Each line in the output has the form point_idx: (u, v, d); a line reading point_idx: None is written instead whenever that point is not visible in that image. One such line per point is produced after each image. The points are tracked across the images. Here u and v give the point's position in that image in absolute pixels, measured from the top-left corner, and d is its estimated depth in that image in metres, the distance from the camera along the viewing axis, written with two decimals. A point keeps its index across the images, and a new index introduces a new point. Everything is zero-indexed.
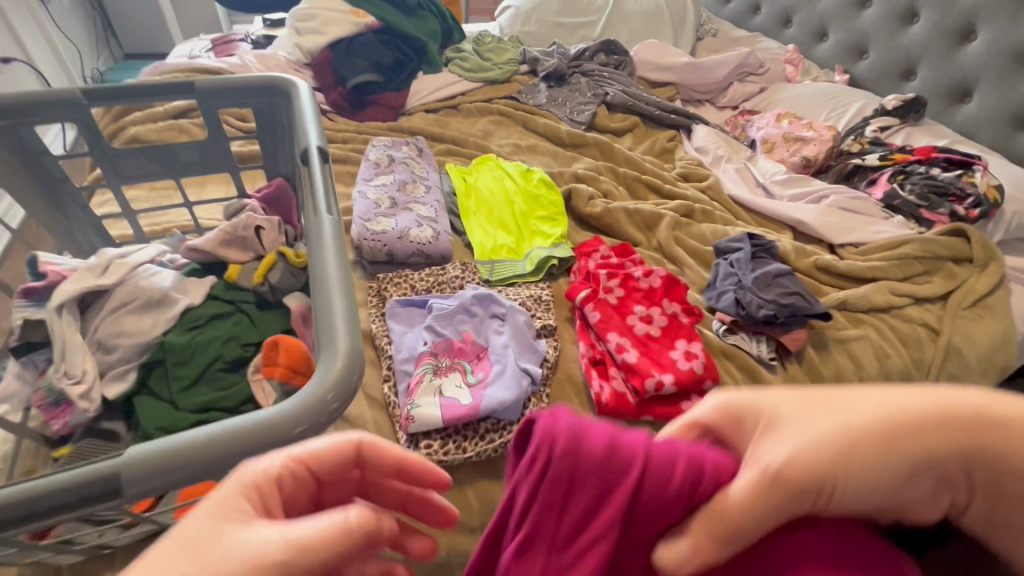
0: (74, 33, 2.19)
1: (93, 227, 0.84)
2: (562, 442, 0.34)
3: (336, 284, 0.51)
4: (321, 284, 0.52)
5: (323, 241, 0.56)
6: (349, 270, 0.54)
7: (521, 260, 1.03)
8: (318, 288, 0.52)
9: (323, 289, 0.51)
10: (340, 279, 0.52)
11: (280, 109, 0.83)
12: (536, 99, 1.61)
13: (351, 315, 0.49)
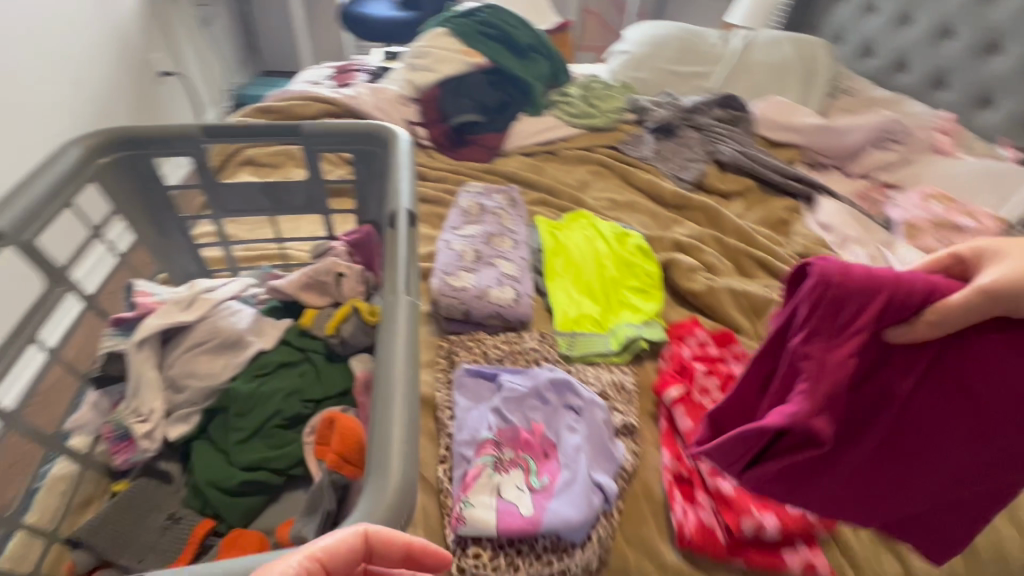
0: (223, 49, 2.42)
1: (188, 252, 0.87)
2: (829, 268, 0.53)
3: (399, 397, 0.46)
4: (384, 395, 0.47)
5: (393, 336, 0.51)
6: (414, 379, 0.48)
7: (605, 335, 0.94)
8: (379, 397, 0.47)
9: (384, 402, 0.46)
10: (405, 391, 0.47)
11: (377, 157, 0.80)
12: (640, 152, 1.52)
13: (410, 441, 0.44)
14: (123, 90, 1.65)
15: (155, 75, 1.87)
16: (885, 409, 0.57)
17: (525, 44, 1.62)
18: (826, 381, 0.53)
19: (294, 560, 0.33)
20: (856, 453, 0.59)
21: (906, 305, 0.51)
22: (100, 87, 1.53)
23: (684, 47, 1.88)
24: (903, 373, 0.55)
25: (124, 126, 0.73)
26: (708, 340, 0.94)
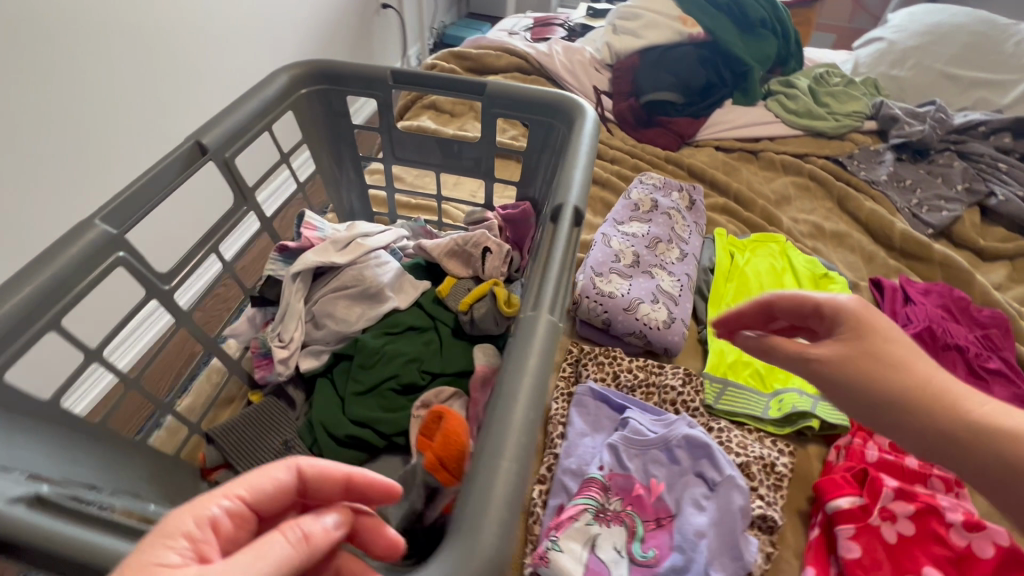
0: None
1: (356, 189, 0.89)
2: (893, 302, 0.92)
3: (515, 437, 0.38)
4: (496, 430, 0.38)
5: (524, 356, 0.42)
6: (536, 422, 0.39)
7: (766, 396, 0.77)
8: (490, 427, 0.38)
9: (495, 438, 0.37)
10: (521, 432, 0.38)
11: (555, 131, 0.71)
12: (871, 173, 1.21)
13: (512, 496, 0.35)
14: (350, 19, 1.77)
15: (378, 7, 1.99)
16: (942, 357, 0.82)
17: (757, 18, 1.35)
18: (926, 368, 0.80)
19: (214, 504, 0.31)
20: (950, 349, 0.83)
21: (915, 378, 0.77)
22: (332, 14, 1.65)
23: (976, 45, 1.44)
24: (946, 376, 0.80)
25: (326, 60, 0.75)
26: None
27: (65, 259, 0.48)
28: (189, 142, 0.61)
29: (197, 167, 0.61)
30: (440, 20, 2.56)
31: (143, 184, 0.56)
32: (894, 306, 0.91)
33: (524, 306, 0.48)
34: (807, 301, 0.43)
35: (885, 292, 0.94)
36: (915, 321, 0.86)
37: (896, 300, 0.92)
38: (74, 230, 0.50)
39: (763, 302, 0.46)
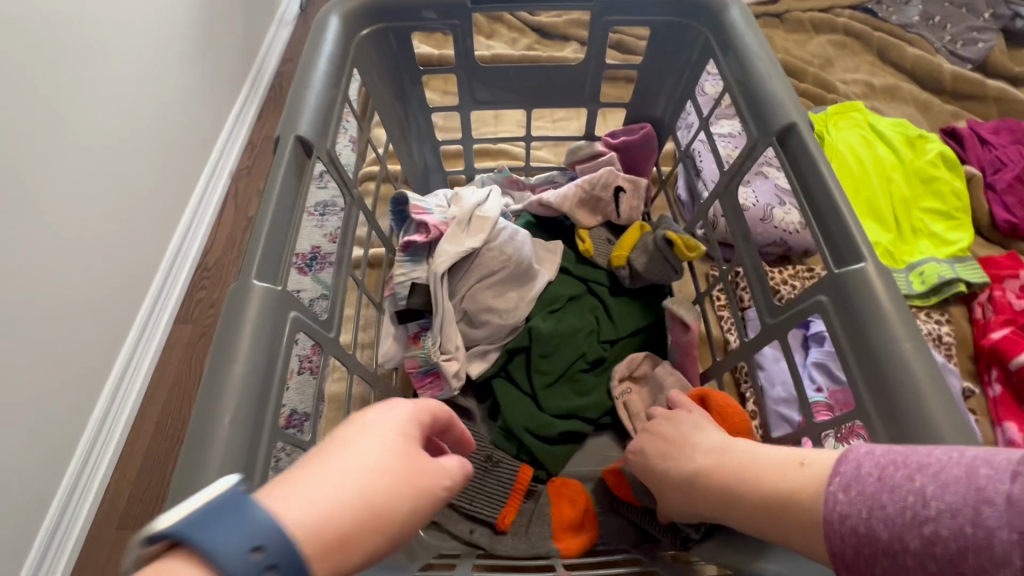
0: None
1: (427, 143, 0.74)
2: (972, 148, 0.92)
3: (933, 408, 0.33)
4: (918, 418, 0.33)
5: (884, 321, 0.36)
6: (949, 393, 0.34)
7: (903, 271, 0.78)
8: (908, 416, 0.33)
9: (923, 427, 0.32)
10: (947, 413, 0.32)
11: (691, 34, 0.61)
12: (901, 16, 1.16)
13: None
14: None
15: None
16: None
17: None
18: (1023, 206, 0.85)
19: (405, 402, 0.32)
20: None
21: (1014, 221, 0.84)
22: None
23: None
24: None
25: None
26: None
27: (249, 342, 0.35)
28: (290, 140, 0.45)
29: (309, 171, 0.46)
30: None
31: (273, 216, 0.42)
32: (973, 150, 0.92)
33: (826, 260, 0.41)
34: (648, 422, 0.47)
35: (962, 137, 0.94)
36: (1008, 166, 0.87)
37: (974, 143, 0.92)
38: (232, 299, 0.37)
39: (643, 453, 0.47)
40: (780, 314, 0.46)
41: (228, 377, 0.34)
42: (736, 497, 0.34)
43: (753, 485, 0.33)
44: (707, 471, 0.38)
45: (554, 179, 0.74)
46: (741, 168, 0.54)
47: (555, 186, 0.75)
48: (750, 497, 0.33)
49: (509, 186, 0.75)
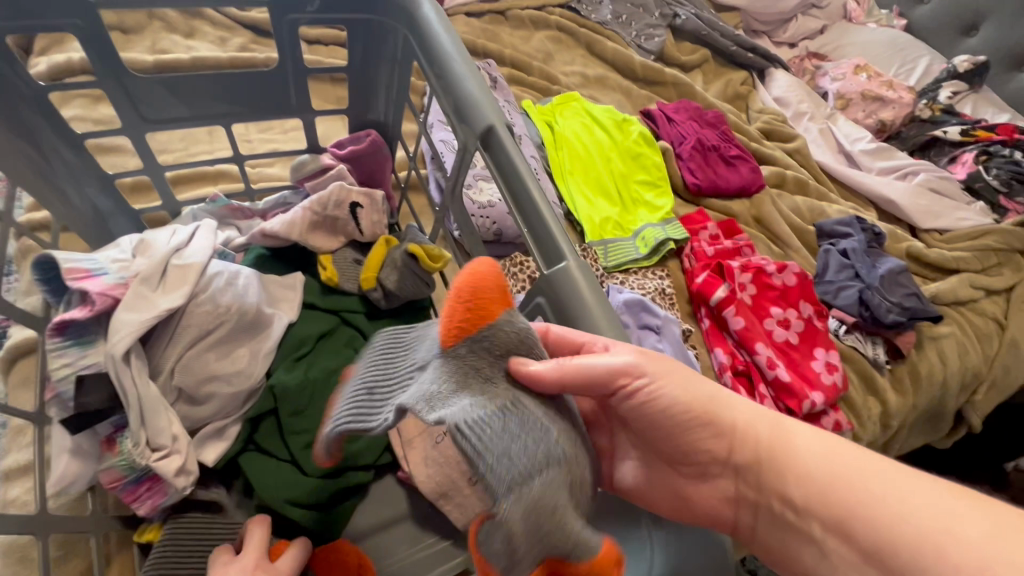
0: None
1: (94, 179, 0.57)
2: (661, 126, 1.11)
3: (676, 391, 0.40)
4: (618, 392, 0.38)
5: (589, 314, 0.42)
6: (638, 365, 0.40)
7: (631, 239, 0.90)
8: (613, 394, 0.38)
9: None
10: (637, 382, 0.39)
11: (389, 33, 0.57)
12: (598, 14, 1.34)
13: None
14: None
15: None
16: (707, 154, 1.08)
17: None
18: (702, 167, 1.05)
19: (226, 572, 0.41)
20: (709, 145, 1.08)
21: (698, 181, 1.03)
22: None
23: None
24: (716, 167, 1.06)
25: None
26: (717, 233, 0.95)
27: None
28: None
29: None
30: None
31: None
32: (661, 128, 1.11)
33: (538, 261, 0.43)
34: (578, 344, 0.40)
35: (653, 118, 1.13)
36: (687, 138, 1.07)
37: (661, 122, 1.12)
38: None
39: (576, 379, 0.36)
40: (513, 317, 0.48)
41: None
42: (827, 481, 0.39)
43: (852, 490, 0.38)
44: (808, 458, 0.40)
45: (285, 201, 0.65)
46: (461, 172, 0.53)
47: (288, 208, 0.65)
48: (844, 496, 0.37)
49: (232, 214, 0.63)
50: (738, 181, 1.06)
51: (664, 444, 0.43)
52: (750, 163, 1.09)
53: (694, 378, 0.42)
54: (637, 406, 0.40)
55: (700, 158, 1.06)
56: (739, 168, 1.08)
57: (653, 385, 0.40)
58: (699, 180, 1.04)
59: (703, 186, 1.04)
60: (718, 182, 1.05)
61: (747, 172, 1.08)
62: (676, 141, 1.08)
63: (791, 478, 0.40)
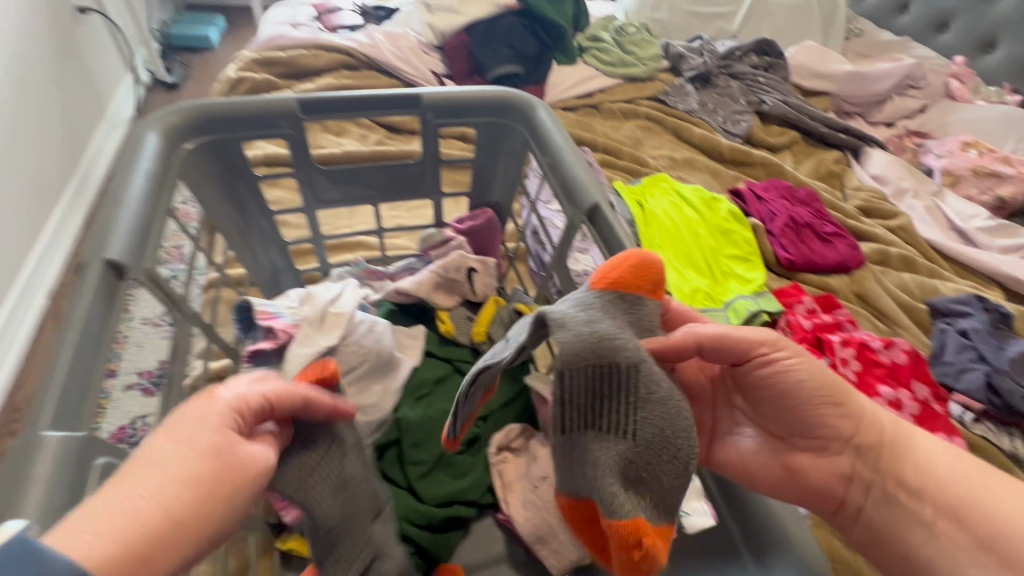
0: None
1: (275, 246, 0.73)
2: (751, 203, 1.14)
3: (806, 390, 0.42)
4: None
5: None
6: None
7: (722, 310, 0.92)
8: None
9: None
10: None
11: (510, 132, 0.70)
12: (685, 104, 1.45)
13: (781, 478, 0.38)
14: (44, 36, 1.38)
15: (72, 12, 1.56)
16: (801, 230, 1.08)
17: None
18: (795, 243, 1.06)
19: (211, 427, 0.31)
20: (802, 222, 1.09)
21: (792, 256, 1.04)
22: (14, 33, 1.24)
23: None
24: (811, 243, 1.07)
25: (205, 101, 0.59)
26: (814, 307, 0.95)
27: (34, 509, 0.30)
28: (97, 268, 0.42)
29: (122, 294, 0.43)
30: (157, 18, 2.19)
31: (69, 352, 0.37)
32: (751, 205, 1.14)
33: None
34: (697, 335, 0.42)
35: (742, 196, 1.17)
36: (778, 215, 1.09)
37: (751, 199, 1.15)
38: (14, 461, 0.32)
39: (699, 339, 0.41)
40: None
41: None
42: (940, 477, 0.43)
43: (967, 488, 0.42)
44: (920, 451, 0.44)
45: (411, 266, 0.77)
46: (568, 242, 0.61)
47: (413, 272, 0.77)
48: (961, 493, 0.42)
49: (367, 277, 0.76)
50: (835, 257, 1.05)
51: (792, 415, 0.44)
52: (848, 239, 1.08)
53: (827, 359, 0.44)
54: (769, 376, 0.42)
55: (792, 235, 1.07)
56: (835, 245, 1.07)
57: (794, 363, 0.42)
58: (792, 255, 1.04)
59: (796, 262, 1.04)
60: (813, 257, 1.04)
61: (845, 249, 1.07)
62: (767, 218, 1.10)
63: (897, 464, 0.43)
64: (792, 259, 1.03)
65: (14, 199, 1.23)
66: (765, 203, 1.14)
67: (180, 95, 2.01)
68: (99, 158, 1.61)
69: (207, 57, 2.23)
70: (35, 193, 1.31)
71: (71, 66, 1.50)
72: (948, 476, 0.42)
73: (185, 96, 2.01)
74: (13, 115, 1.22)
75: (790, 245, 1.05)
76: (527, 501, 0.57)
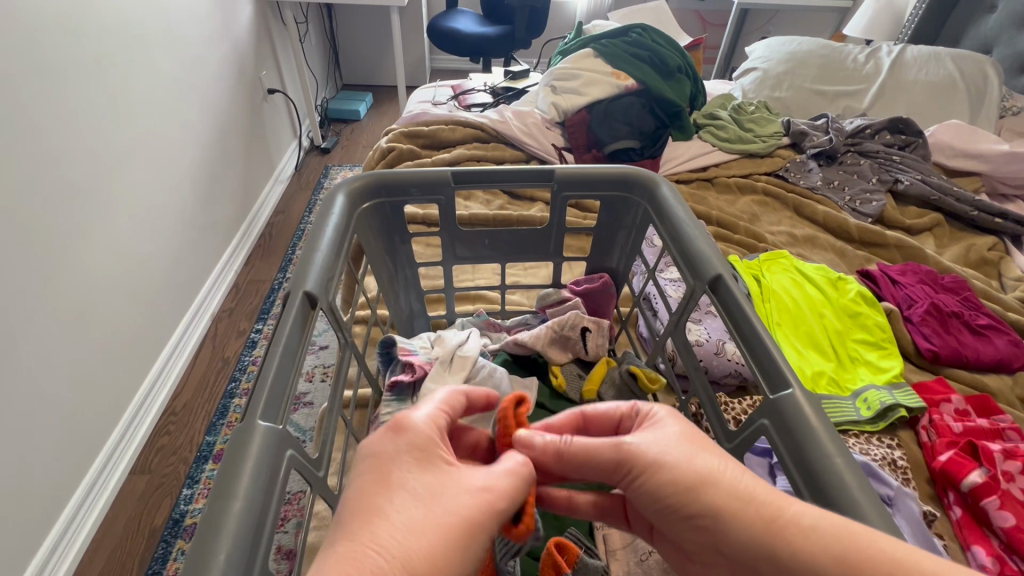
0: (314, 67, 2.49)
1: (414, 292, 0.84)
2: (886, 286, 1.07)
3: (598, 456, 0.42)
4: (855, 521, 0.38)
5: (817, 440, 0.43)
6: (878, 500, 0.39)
7: (850, 398, 0.85)
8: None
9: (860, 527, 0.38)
10: (881, 518, 0.38)
11: (633, 205, 0.75)
12: (807, 180, 1.42)
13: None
14: (237, 112, 1.72)
15: (265, 92, 1.95)
16: (950, 320, 0.98)
17: (675, 65, 1.48)
18: (942, 335, 0.96)
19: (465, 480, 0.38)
20: (951, 313, 0.99)
21: (939, 348, 0.93)
22: (216, 109, 1.57)
23: (826, 66, 1.78)
24: (961, 336, 0.96)
25: (381, 172, 0.70)
26: (965, 407, 0.83)
27: (249, 480, 0.38)
28: (299, 296, 0.52)
29: (312, 322, 0.52)
30: (321, 96, 2.64)
31: (275, 365, 0.46)
32: (885, 288, 1.06)
33: (764, 387, 0.49)
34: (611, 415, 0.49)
35: (876, 278, 1.09)
36: (918, 301, 1.00)
37: (886, 282, 1.08)
38: (235, 441, 0.40)
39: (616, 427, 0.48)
40: (735, 439, 0.53)
41: (225, 519, 0.35)
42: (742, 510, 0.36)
43: (761, 517, 0.36)
44: (718, 480, 0.38)
45: (527, 321, 0.82)
46: (685, 310, 0.63)
47: (528, 327, 0.82)
48: (762, 528, 0.35)
49: (487, 328, 0.82)
50: (994, 355, 0.93)
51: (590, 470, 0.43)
52: (1007, 334, 0.96)
53: (695, 452, 0.39)
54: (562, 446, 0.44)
55: (937, 325, 0.97)
56: (993, 342, 0.95)
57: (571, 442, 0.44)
58: (938, 346, 0.94)
59: (944, 355, 0.93)
60: (964, 352, 0.93)
61: (1007, 348, 0.94)
62: (904, 303, 1.02)
63: (700, 510, 0.38)
64: (938, 351, 0.93)
65: (204, 236, 1.51)
66: (903, 287, 1.06)
67: (331, 158, 2.36)
68: (265, 207, 1.93)
69: (355, 126, 2.61)
70: (219, 231, 1.60)
71: (255, 135, 1.87)
72: (750, 506, 0.36)
73: (335, 158, 2.36)
74: (208, 170, 1.53)
75: (936, 335, 0.95)
76: (630, 572, 0.57)
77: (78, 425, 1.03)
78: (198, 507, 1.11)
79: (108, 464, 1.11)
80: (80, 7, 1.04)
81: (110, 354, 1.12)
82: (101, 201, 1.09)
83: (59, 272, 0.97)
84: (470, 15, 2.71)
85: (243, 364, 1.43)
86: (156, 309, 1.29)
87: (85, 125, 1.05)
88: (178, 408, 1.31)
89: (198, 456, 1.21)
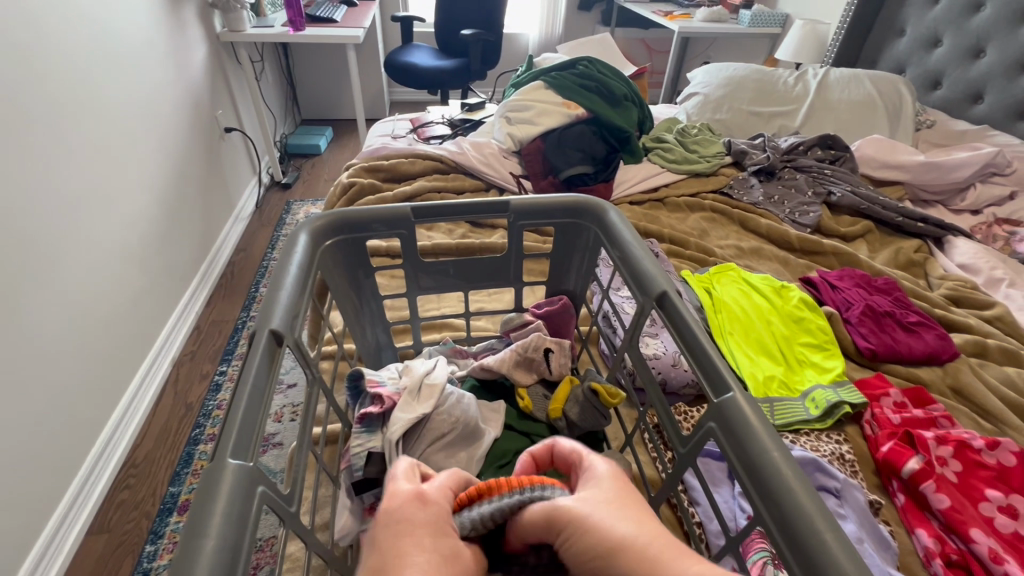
0: (271, 103, 2.50)
1: (380, 324, 0.86)
2: (825, 292, 1.15)
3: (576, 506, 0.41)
4: (795, 512, 0.42)
5: (757, 436, 0.47)
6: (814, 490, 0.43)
7: (800, 399, 0.90)
8: (787, 514, 0.42)
9: (797, 516, 0.42)
10: (817, 506, 0.42)
11: (585, 229, 0.79)
12: (750, 196, 1.52)
13: (859, 560, 0.38)
14: (193, 151, 1.72)
15: (221, 131, 1.95)
16: (884, 320, 1.06)
17: (620, 94, 1.58)
18: (877, 334, 1.03)
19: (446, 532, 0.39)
20: (884, 313, 1.07)
21: (875, 347, 1.01)
22: (170, 150, 1.56)
23: (761, 89, 1.92)
24: (895, 334, 1.04)
25: (343, 211, 0.73)
26: (902, 400, 0.90)
27: (220, 518, 0.39)
28: (264, 335, 0.53)
29: (278, 359, 0.54)
30: (280, 131, 2.65)
31: (242, 406, 0.47)
32: (826, 293, 1.15)
33: (710, 392, 0.53)
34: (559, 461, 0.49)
35: (817, 284, 1.18)
36: (855, 304, 1.09)
37: (825, 288, 1.16)
38: (204, 482, 0.41)
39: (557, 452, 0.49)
40: (688, 443, 0.56)
41: (197, 558, 0.36)
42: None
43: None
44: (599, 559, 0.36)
45: (492, 346, 0.84)
46: (638, 326, 0.67)
47: (494, 351, 0.84)
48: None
49: (454, 355, 0.84)
50: (925, 349, 1.01)
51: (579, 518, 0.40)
52: (935, 329, 1.05)
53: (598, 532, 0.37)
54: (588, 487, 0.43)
55: (871, 325, 1.05)
56: (924, 338, 1.03)
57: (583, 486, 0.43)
58: (874, 345, 1.01)
59: (880, 353, 1.00)
60: (898, 347, 1.01)
61: (936, 342, 1.02)
62: (842, 306, 1.10)
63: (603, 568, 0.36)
64: (874, 350, 1.00)
65: (161, 280, 1.48)
66: (842, 291, 1.14)
67: (292, 193, 2.36)
68: (225, 246, 1.91)
69: (315, 161, 2.62)
70: (177, 274, 1.56)
71: (213, 174, 1.86)
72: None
73: (295, 193, 2.35)
74: (163, 213, 1.50)
75: (871, 334, 1.03)
76: None
77: (31, 489, 0.98)
78: (162, 563, 1.06)
79: (62, 525, 1.05)
80: (28, 63, 1.03)
81: (65, 409, 1.08)
82: (50, 252, 1.05)
83: (10, 327, 0.94)
84: (426, 50, 2.79)
85: (207, 410, 1.39)
86: (113, 359, 1.24)
87: (34, 178, 1.03)
88: (138, 459, 1.26)
89: (161, 508, 1.17)
